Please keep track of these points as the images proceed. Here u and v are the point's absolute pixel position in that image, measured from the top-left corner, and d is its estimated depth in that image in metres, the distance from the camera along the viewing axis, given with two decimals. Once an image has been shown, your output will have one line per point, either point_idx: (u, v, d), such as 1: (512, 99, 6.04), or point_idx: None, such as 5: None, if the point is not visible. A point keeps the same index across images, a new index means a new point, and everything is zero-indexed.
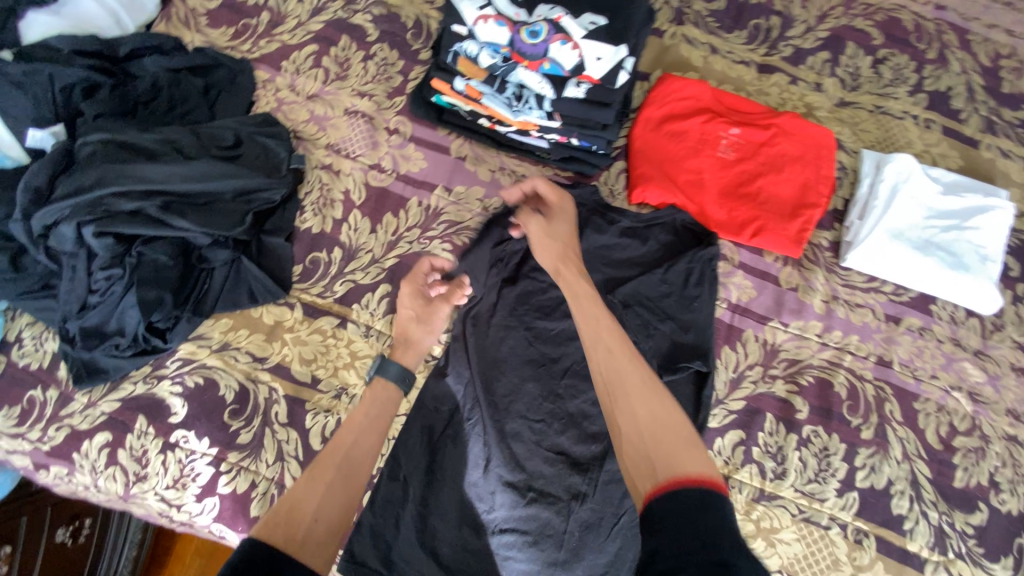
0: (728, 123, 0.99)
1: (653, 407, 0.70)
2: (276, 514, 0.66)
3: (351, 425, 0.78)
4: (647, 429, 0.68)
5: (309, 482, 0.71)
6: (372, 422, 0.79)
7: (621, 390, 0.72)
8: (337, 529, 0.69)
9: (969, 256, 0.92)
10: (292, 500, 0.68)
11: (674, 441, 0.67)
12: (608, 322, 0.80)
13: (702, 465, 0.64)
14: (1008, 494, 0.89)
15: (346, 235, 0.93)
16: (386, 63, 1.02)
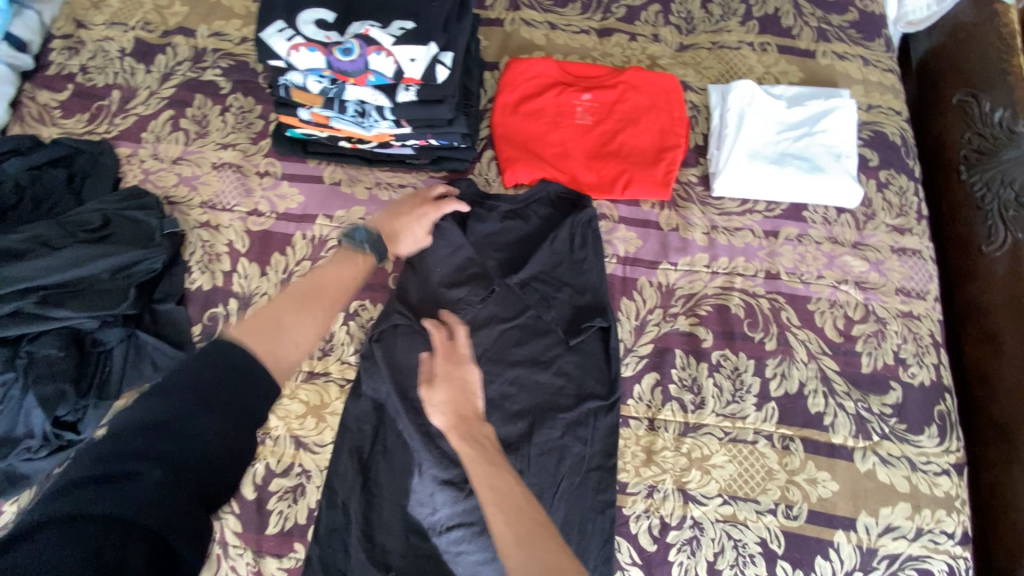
0: (579, 91, 1.04)
1: (543, 549, 0.63)
2: (251, 333, 0.67)
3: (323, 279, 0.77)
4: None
5: (291, 317, 0.71)
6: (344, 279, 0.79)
7: (510, 537, 0.65)
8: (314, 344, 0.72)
9: (823, 158, 0.97)
10: (266, 323, 0.69)
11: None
12: (479, 442, 0.74)
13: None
14: (916, 367, 0.93)
15: (239, 284, 0.94)
16: (244, 110, 1.04)
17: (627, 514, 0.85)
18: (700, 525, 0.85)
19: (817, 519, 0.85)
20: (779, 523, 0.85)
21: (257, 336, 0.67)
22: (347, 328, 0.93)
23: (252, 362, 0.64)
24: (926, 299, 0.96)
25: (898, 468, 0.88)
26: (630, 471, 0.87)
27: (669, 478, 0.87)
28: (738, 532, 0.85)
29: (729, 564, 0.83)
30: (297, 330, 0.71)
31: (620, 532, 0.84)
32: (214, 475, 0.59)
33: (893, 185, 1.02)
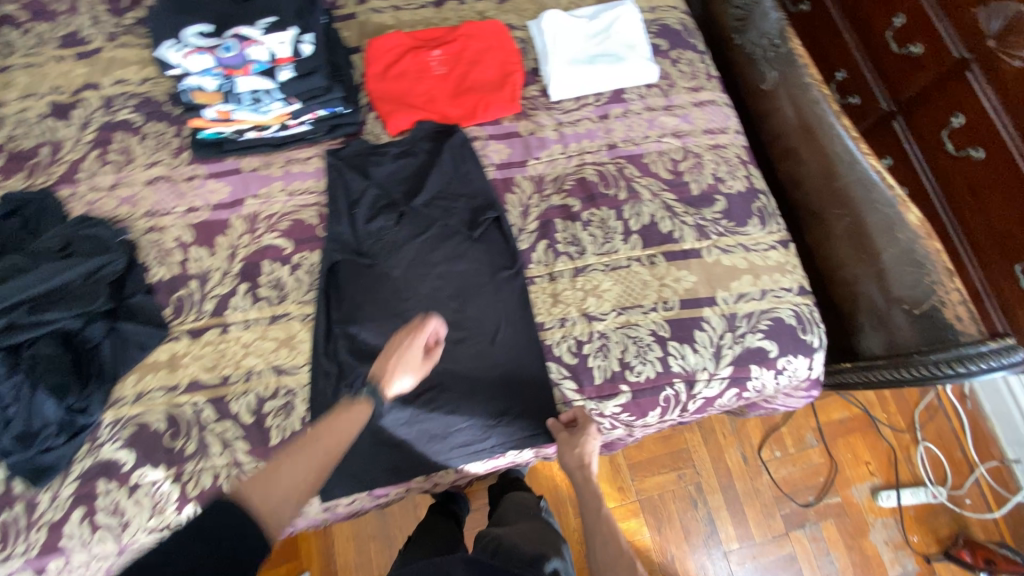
0: (429, 50, 1.29)
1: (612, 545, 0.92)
2: (253, 486, 0.85)
3: (292, 454, 0.89)
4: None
5: (267, 478, 0.86)
6: (309, 465, 0.88)
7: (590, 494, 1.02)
8: (298, 496, 0.86)
9: (622, 51, 1.27)
10: (268, 478, 0.86)
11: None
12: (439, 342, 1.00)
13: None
14: (731, 180, 1.22)
15: (194, 267, 1.13)
16: (160, 134, 1.24)
17: (550, 343, 1.10)
18: (605, 334, 1.10)
19: (688, 304, 1.12)
20: (661, 316, 1.11)
21: (260, 490, 0.85)
22: (295, 276, 1.13)
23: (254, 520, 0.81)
24: (728, 132, 1.27)
25: (736, 253, 1.16)
26: (544, 312, 1.12)
27: (573, 308, 1.12)
28: (634, 332, 1.11)
29: (634, 355, 1.09)
30: (308, 466, 0.88)
31: (549, 357, 1.09)
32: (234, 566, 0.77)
33: (683, 59, 1.33)
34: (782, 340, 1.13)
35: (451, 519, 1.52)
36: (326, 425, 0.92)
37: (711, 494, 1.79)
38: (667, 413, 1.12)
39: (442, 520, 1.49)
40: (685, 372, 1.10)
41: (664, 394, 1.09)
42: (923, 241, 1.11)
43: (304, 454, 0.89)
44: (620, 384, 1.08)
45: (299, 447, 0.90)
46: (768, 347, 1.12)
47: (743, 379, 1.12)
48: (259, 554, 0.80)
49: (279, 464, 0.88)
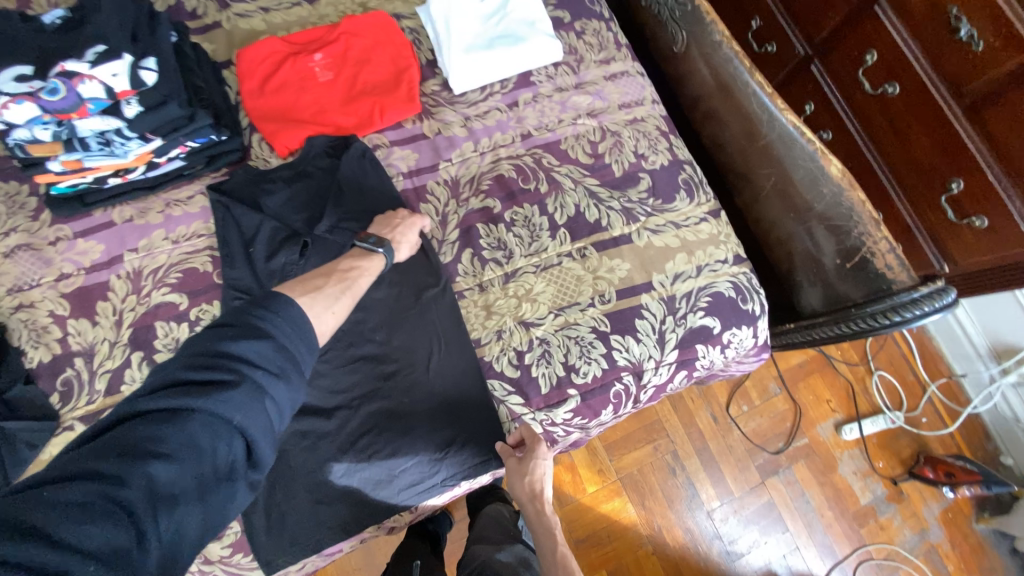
0: (309, 54, 1.15)
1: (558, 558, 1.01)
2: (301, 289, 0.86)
3: (339, 274, 0.93)
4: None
5: (308, 294, 0.85)
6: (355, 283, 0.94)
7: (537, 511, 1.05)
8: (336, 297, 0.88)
9: (522, 29, 1.17)
10: (304, 291, 0.86)
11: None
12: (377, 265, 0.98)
13: None
14: (654, 155, 1.16)
15: (77, 342, 1.00)
16: (10, 194, 1.07)
17: (488, 359, 1.03)
18: (545, 339, 1.05)
19: (625, 294, 1.07)
20: (599, 310, 1.06)
21: (302, 292, 0.85)
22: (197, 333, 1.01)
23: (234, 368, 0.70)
24: (644, 104, 1.21)
25: (667, 232, 1.12)
26: (478, 327, 1.05)
27: (508, 318, 1.06)
28: (574, 332, 1.05)
29: (577, 356, 1.04)
30: (340, 303, 0.89)
31: (489, 374, 1.03)
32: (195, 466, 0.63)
33: (589, 30, 1.24)
34: (723, 314, 1.11)
35: (429, 544, 1.47)
36: (356, 263, 0.97)
37: (688, 459, 1.79)
38: (620, 407, 1.08)
39: (421, 546, 1.44)
40: (631, 364, 1.06)
41: (613, 390, 1.05)
42: (847, 193, 1.07)
43: (348, 291, 0.91)
44: (567, 388, 1.03)
45: (338, 276, 0.92)
46: (711, 324, 1.09)
47: (691, 360, 1.09)
48: (235, 419, 0.68)
49: (320, 289, 0.88)
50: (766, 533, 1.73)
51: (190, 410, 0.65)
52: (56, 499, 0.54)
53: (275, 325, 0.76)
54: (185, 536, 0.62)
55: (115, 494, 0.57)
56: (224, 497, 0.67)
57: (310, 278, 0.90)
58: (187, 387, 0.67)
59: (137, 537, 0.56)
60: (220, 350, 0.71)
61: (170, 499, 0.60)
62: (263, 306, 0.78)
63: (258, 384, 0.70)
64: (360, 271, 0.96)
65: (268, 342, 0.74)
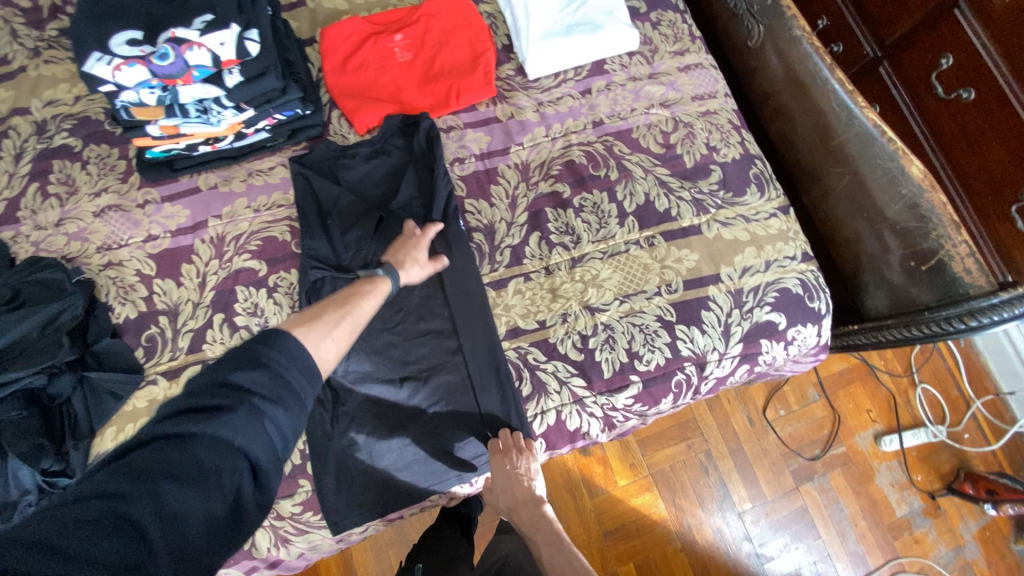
0: (390, 35, 1.18)
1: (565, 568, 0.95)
2: (300, 320, 0.80)
3: (332, 305, 0.86)
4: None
5: (306, 322, 0.80)
6: (356, 317, 0.87)
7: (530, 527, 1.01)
8: (335, 330, 0.82)
9: (600, 16, 1.18)
10: (307, 319, 0.81)
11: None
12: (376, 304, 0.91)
13: None
14: (725, 148, 1.16)
15: (161, 301, 1.04)
16: (102, 157, 1.13)
17: (553, 341, 1.05)
18: (610, 325, 1.05)
19: (692, 285, 1.07)
20: (665, 300, 1.07)
21: (303, 324, 0.80)
22: (274, 300, 1.05)
23: (239, 390, 0.67)
24: (717, 97, 1.21)
25: (736, 225, 1.11)
26: (544, 309, 1.06)
27: (574, 302, 1.06)
28: (639, 319, 1.06)
29: (642, 344, 1.05)
30: (340, 331, 0.82)
31: (554, 356, 1.04)
32: (198, 485, 0.60)
33: (664, 21, 1.25)
34: (789, 311, 1.10)
35: (459, 527, 1.46)
36: (362, 287, 0.92)
37: (721, 459, 1.78)
38: (680, 397, 1.09)
39: (452, 532, 1.43)
40: (694, 356, 1.06)
41: (674, 379, 1.06)
42: (927, 194, 1.04)
43: (350, 317, 0.85)
44: (629, 374, 1.04)
45: (338, 302, 0.87)
46: (776, 320, 1.09)
47: (753, 356, 1.09)
48: (235, 440, 0.64)
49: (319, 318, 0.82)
50: (797, 538, 1.72)
51: (189, 436, 0.63)
52: (68, 516, 0.55)
53: (279, 350, 0.72)
54: (192, 555, 0.59)
55: (123, 511, 0.56)
56: (231, 516, 0.63)
57: (319, 309, 0.85)
58: (191, 419, 0.65)
59: (144, 551, 0.55)
60: (224, 378, 0.68)
61: (174, 517, 0.58)
62: (269, 335, 0.73)
63: (254, 408, 0.66)
64: (362, 295, 0.90)
65: (269, 367, 0.70)
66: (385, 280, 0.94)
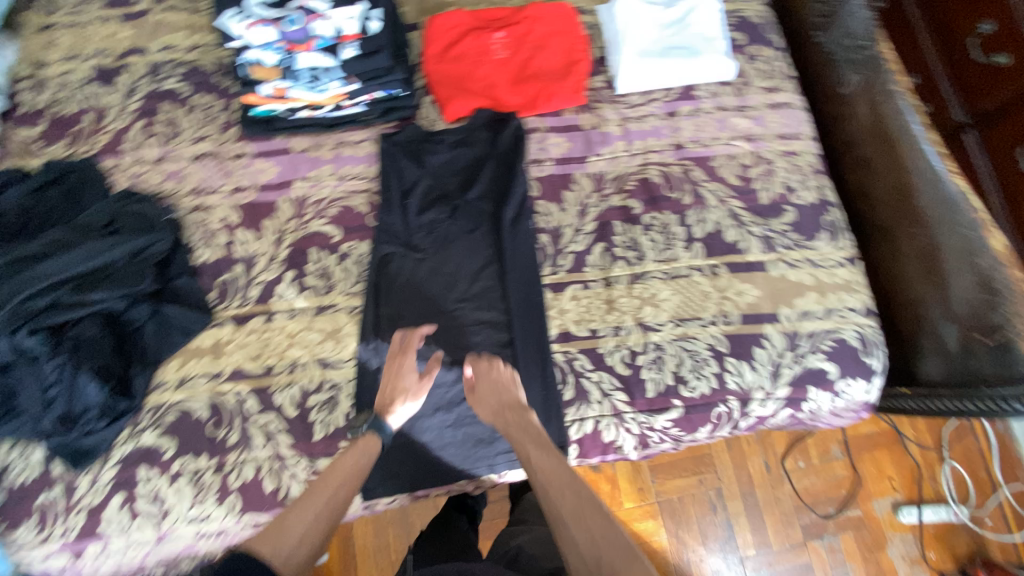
0: (491, 32, 1.23)
1: (578, 498, 0.81)
2: (264, 534, 0.78)
3: (313, 491, 0.85)
4: (593, 544, 0.75)
5: (301, 507, 0.82)
6: (336, 490, 0.85)
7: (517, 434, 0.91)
8: (317, 524, 0.81)
9: (697, 43, 1.20)
10: (278, 525, 0.79)
11: (620, 555, 0.73)
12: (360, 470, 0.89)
13: (623, 552, 0.73)
14: (802, 191, 1.16)
15: (239, 250, 1.10)
16: (207, 106, 1.20)
17: (602, 352, 1.05)
18: (661, 346, 1.06)
19: (749, 320, 1.07)
20: (720, 330, 1.07)
21: (269, 541, 0.77)
22: (343, 266, 1.09)
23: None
24: (800, 139, 1.21)
25: (802, 268, 1.11)
26: (599, 319, 1.07)
27: (629, 317, 1.07)
28: (691, 345, 1.06)
29: (689, 370, 1.05)
30: (327, 505, 0.83)
31: (602, 367, 1.05)
32: None
33: (761, 57, 1.27)
34: (844, 362, 1.09)
35: (465, 519, 1.46)
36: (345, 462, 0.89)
37: (731, 499, 1.75)
38: (718, 429, 1.08)
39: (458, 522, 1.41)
40: (740, 391, 1.05)
41: (716, 411, 1.05)
42: (1003, 268, 1.01)
43: (338, 487, 0.85)
44: (672, 398, 1.04)
45: (323, 480, 0.86)
46: (829, 370, 1.08)
47: (799, 401, 1.08)
48: None
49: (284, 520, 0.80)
50: None
51: None
52: None
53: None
54: None
55: None
56: None
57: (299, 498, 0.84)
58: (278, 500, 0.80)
59: None
60: None
61: None
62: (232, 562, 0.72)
63: None
64: (346, 457, 0.89)
65: None
66: (374, 435, 0.92)
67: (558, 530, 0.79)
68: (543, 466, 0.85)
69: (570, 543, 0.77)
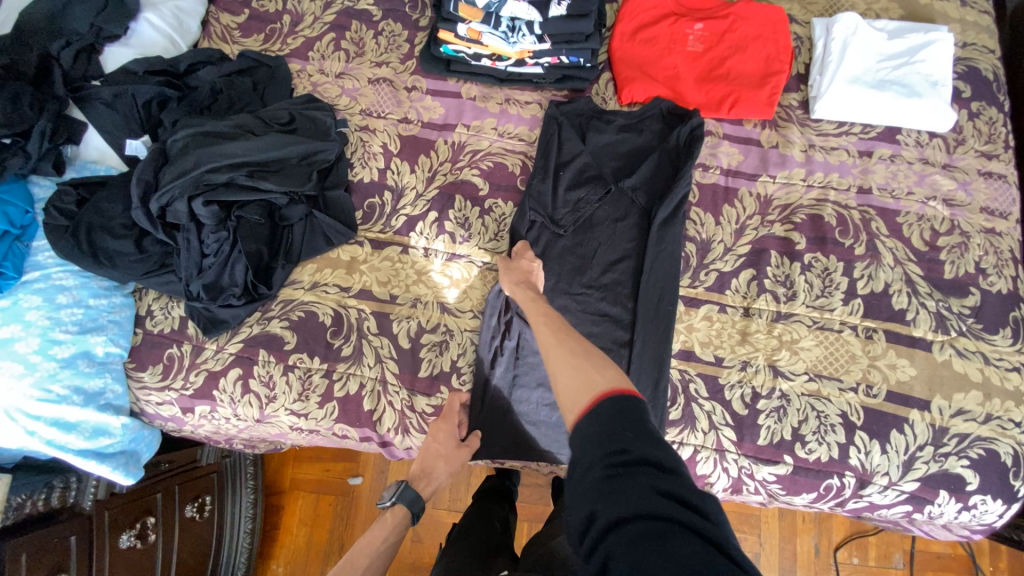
0: (691, 22, 1.15)
1: (572, 349, 0.83)
2: None
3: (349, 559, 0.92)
4: (573, 368, 0.79)
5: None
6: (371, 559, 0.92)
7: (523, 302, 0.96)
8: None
9: (921, 84, 1.07)
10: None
11: (591, 368, 0.77)
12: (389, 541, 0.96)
13: (613, 380, 0.73)
14: (995, 277, 1.02)
15: (392, 179, 1.12)
16: (394, 34, 1.22)
17: (722, 383, 0.99)
18: (787, 396, 0.98)
19: (895, 398, 0.97)
20: (859, 399, 0.97)
21: None
22: (482, 221, 1.09)
23: None
24: (1010, 219, 1.06)
25: (973, 360, 0.99)
26: (727, 348, 1.01)
27: (761, 355, 1.00)
28: (821, 405, 0.97)
29: (812, 431, 0.97)
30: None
31: (716, 397, 0.99)
32: None
33: (984, 115, 1.11)
34: (987, 477, 0.96)
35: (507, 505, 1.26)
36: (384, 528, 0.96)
37: (768, 570, 1.51)
38: (820, 500, 0.99)
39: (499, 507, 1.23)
40: (861, 469, 0.96)
41: (827, 481, 0.96)
42: None
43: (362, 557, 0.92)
44: (784, 453, 0.96)
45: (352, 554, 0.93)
46: (969, 479, 0.96)
47: (923, 501, 0.97)
48: None
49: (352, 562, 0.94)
50: None
51: None
52: None
53: None
54: None
55: None
56: None
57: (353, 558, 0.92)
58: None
59: None
60: None
61: None
62: None
63: None
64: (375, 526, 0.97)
65: None
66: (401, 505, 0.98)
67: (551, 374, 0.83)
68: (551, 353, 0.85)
69: (561, 377, 0.80)
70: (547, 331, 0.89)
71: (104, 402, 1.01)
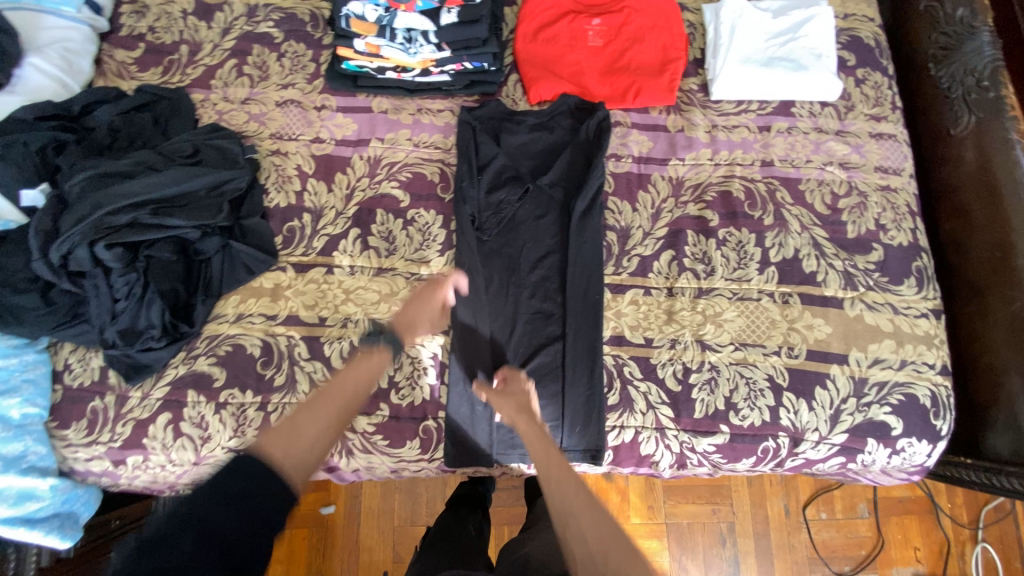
0: (589, 19, 1.19)
1: (590, 507, 0.78)
2: (275, 440, 0.80)
3: (318, 402, 0.88)
4: (592, 531, 0.75)
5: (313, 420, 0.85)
6: (349, 399, 0.90)
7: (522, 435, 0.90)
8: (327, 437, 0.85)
9: (805, 58, 1.13)
10: (293, 435, 0.82)
11: (618, 544, 0.73)
12: (357, 395, 0.91)
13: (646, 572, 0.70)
14: (894, 231, 1.09)
15: (309, 200, 1.11)
16: (298, 55, 1.21)
17: (654, 363, 1.02)
18: (717, 367, 1.01)
19: (815, 356, 1.02)
20: (782, 362, 1.02)
21: (278, 448, 0.79)
22: (406, 232, 1.09)
23: (269, 477, 0.74)
24: (902, 175, 1.13)
25: (882, 312, 1.04)
26: (655, 329, 1.04)
27: (687, 331, 1.03)
28: (748, 371, 1.01)
29: (743, 398, 1.00)
30: (326, 420, 0.87)
31: (650, 378, 1.01)
32: None
33: (869, 81, 1.18)
34: (909, 420, 1.01)
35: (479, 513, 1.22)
36: (361, 373, 0.93)
37: (743, 537, 1.52)
38: (760, 464, 1.03)
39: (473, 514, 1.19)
40: (792, 429, 1.00)
41: (763, 445, 1.00)
42: None
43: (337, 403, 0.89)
44: (720, 423, 1.00)
45: (331, 396, 0.89)
46: (892, 424, 1.01)
47: (854, 451, 1.01)
48: None
49: (296, 419, 0.84)
50: None
51: None
52: None
53: None
54: None
55: None
56: None
57: (314, 406, 0.88)
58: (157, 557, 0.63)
59: None
60: None
61: None
62: None
63: None
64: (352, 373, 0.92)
65: None
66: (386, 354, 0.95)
67: (563, 533, 0.77)
68: (548, 470, 0.85)
69: (578, 530, 0.76)
70: (549, 460, 0.86)
71: (27, 465, 0.95)
